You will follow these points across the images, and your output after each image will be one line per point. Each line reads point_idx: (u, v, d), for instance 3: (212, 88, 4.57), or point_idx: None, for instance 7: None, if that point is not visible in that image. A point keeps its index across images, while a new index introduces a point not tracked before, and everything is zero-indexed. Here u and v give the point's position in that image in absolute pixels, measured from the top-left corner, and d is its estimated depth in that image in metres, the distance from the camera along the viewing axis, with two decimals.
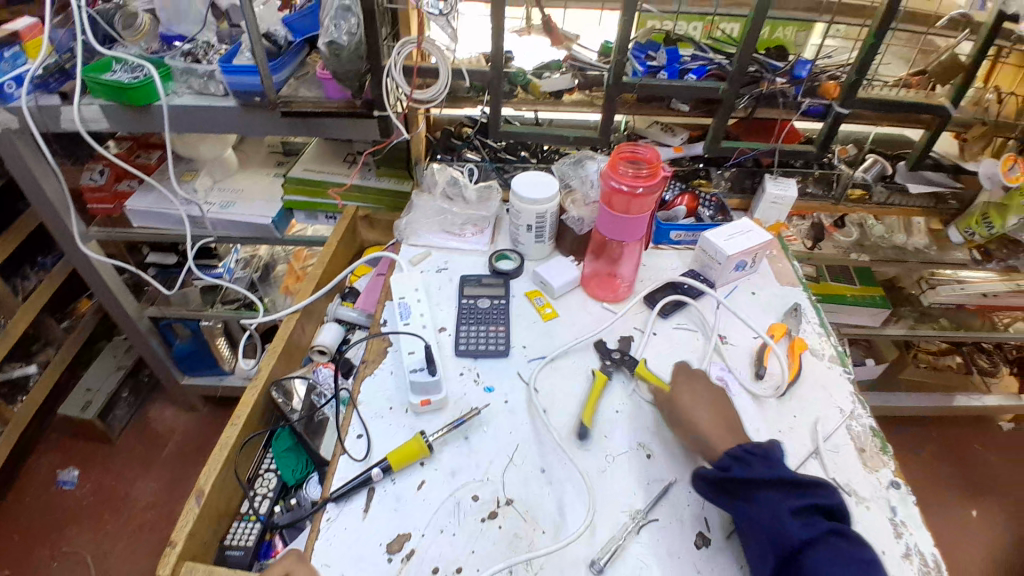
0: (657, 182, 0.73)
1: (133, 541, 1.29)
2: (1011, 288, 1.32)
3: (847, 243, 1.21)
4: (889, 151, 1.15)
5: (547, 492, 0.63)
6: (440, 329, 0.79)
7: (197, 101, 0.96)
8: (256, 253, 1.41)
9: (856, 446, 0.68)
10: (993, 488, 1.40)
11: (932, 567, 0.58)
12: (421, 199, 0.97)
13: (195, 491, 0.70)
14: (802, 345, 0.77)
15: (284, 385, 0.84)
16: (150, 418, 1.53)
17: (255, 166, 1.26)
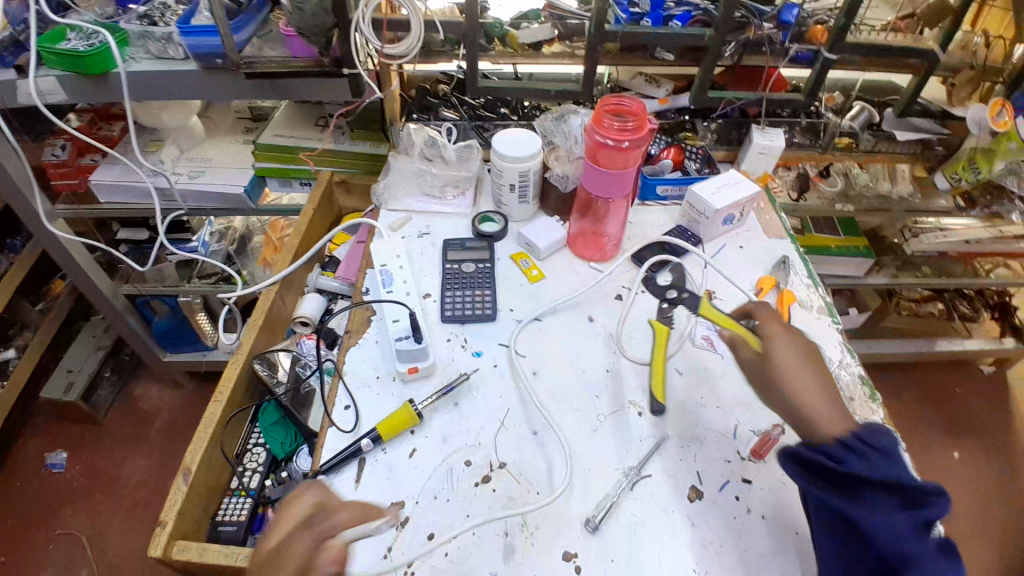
0: (644, 135, 0.71)
1: (129, 519, 1.29)
2: (994, 234, 1.34)
3: (832, 193, 1.19)
4: (876, 98, 1.13)
5: (540, 453, 0.62)
6: (424, 295, 0.77)
7: (153, 66, 0.90)
8: (231, 224, 1.35)
9: (845, 395, 0.69)
10: (972, 429, 1.45)
11: None
12: (399, 161, 0.94)
13: (182, 470, 0.69)
14: (790, 297, 0.77)
15: (267, 358, 0.83)
16: (134, 397, 1.50)
17: (224, 133, 1.20)
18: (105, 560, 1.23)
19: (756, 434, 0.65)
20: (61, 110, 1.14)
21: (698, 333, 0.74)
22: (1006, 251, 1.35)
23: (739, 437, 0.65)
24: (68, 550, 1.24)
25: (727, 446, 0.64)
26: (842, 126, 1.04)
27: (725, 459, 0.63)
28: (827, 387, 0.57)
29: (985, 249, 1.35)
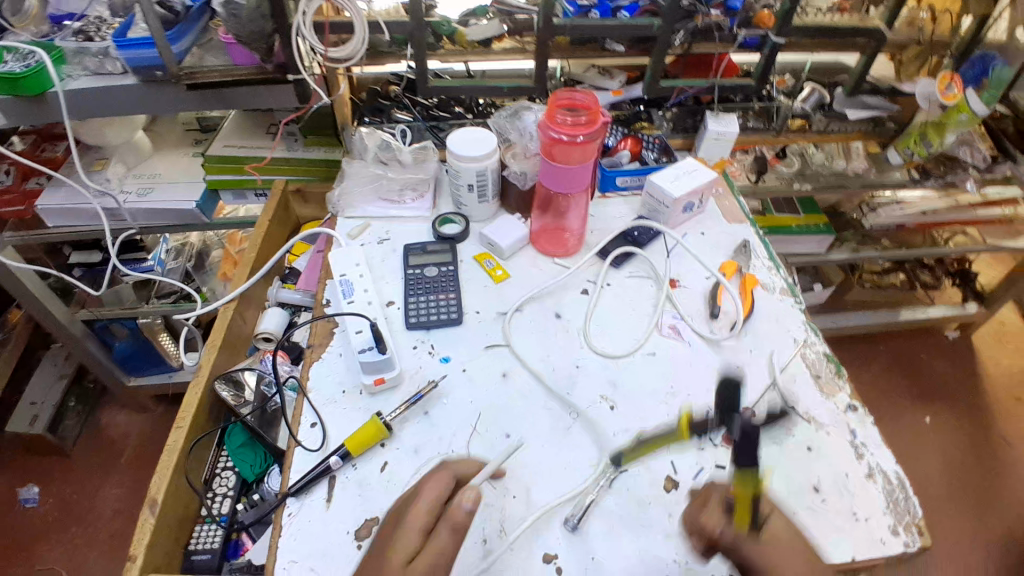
0: (597, 129, 0.70)
1: (106, 551, 1.24)
2: (947, 204, 1.38)
3: (789, 173, 1.22)
4: (824, 78, 1.15)
5: (515, 456, 0.62)
6: (388, 303, 0.75)
7: (91, 82, 0.85)
8: (187, 240, 1.31)
9: (812, 374, 0.70)
10: (941, 394, 1.50)
11: (896, 484, 0.61)
12: (354, 166, 0.91)
13: (148, 501, 0.66)
14: (753, 280, 0.77)
15: (231, 378, 0.80)
16: (102, 425, 1.44)
17: (171, 147, 1.16)
18: None
19: (727, 419, 0.65)
20: (1, 134, 1.09)
21: (665, 322, 0.74)
22: (961, 220, 1.40)
23: (711, 423, 0.65)
24: None
25: (699, 434, 0.64)
26: (794, 108, 1.06)
27: (699, 447, 0.63)
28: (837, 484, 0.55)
29: (941, 218, 1.39)
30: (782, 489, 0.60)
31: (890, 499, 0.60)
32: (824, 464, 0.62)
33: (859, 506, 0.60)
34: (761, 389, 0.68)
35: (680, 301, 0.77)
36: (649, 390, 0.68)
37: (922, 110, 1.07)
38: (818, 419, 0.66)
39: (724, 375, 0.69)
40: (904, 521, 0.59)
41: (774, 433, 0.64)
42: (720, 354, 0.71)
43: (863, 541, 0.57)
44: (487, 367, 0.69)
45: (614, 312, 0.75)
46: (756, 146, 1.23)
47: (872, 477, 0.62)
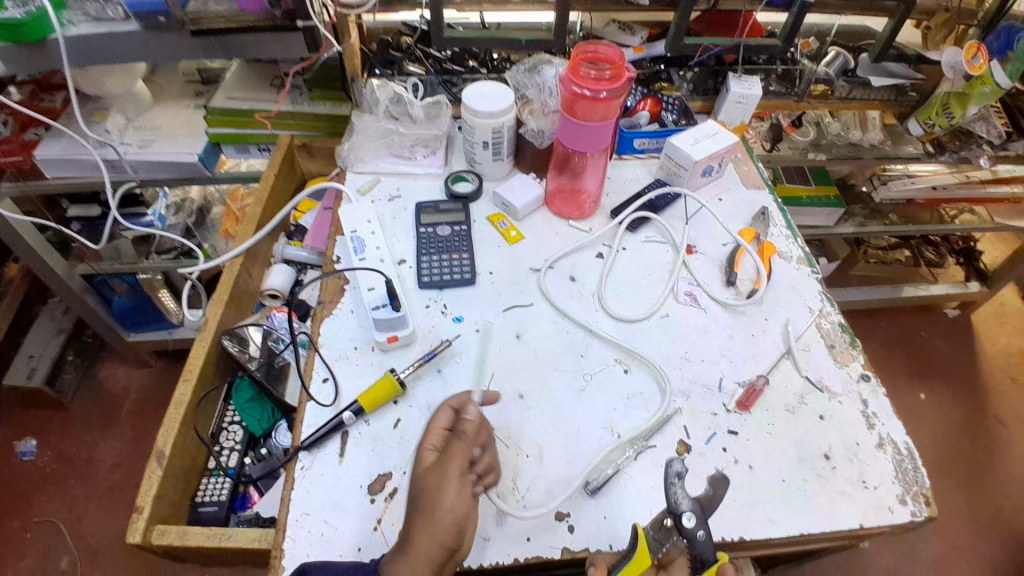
0: (621, 86, 0.68)
1: (107, 505, 1.25)
2: (958, 180, 1.36)
3: (804, 143, 1.19)
4: (850, 43, 1.12)
5: (529, 416, 0.61)
6: (400, 261, 0.74)
7: (93, 28, 0.81)
8: (187, 195, 1.28)
9: (826, 344, 0.69)
10: (938, 371, 1.51)
11: (905, 454, 0.61)
12: (363, 119, 0.88)
13: (155, 453, 0.65)
14: (772, 248, 0.76)
15: (237, 333, 0.79)
16: (102, 379, 1.44)
17: (171, 98, 1.12)
18: (85, 546, 1.20)
19: (741, 386, 0.65)
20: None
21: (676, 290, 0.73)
22: (971, 196, 1.38)
23: (725, 389, 0.65)
24: (47, 539, 1.21)
25: (713, 399, 0.64)
26: (818, 73, 1.03)
27: (712, 413, 0.63)
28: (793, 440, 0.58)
29: (951, 195, 1.38)
30: (794, 456, 0.61)
31: (899, 469, 0.61)
32: (835, 433, 0.62)
33: (868, 474, 0.60)
34: (777, 356, 0.68)
35: (697, 267, 0.76)
36: (663, 354, 0.67)
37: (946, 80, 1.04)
38: (831, 387, 0.66)
39: (739, 342, 0.69)
40: (911, 491, 0.59)
41: (786, 400, 0.64)
42: (734, 321, 0.71)
43: (871, 508, 0.58)
44: (502, 327, 0.68)
45: (629, 276, 0.74)
46: (772, 113, 1.20)
47: (882, 447, 0.62)
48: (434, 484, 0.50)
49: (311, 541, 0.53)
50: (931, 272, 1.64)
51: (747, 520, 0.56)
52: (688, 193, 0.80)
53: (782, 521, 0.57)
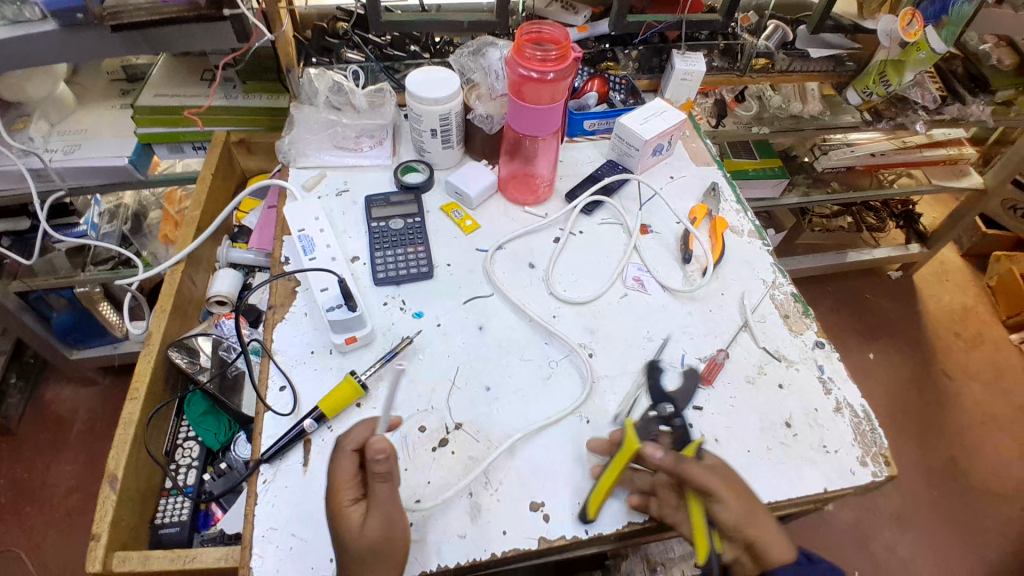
0: (568, 66, 0.66)
1: (65, 530, 1.18)
2: (896, 146, 1.41)
3: (746, 118, 1.21)
4: (789, 16, 1.15)
5: (496, 408, 0.61)
6: (353, 258, 0.71)
7: (5, 31, 0.75)
8: (121, 201, 1.21)
9: (781, 314, 0.71)
10: (884, 329, 1.59)
11: (862, 417, 0.64)
12: (303, 111, 0.85)
13: (107, 476, 0.62)
14: (723, 223, 0.77)
15: (185, 344, 0.75)
16: (46, 400, 1.35)
17: (96, 99, 1.05)
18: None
19: (703, 361, 0.66)
20: None
21: (632, 271, 0.74)
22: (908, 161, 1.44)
23: (688, 366, 0.66)
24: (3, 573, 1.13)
25: (677, 377, 0.65)
26: (757, 48, 1.05)
27: (677, 391, 0.64)
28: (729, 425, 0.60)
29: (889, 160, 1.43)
30: (758, 426, 0.62)
31: (858, 431, 0.63)
32: (796, 401, 0.64)
33: (829, 439, 0.62)
34: (735, 329, 0.69)
35: (653, 247, 0.76)
36: (626, 336, 0.67)
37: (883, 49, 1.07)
38: (788, 356, 0.67)
39: (699, 318, 0.70)
40: (871, 452, 0.62)
41: (747, 372, 0.66)
42: (692, 297, 0.72)
43: (833, 471, 0.60)
44: (464, 321, 0.67)
45: (588, 261, 0.74)
46: (716, 89, 1.22)
47: (840, 410, 0.64)
48: (383, 527, 0.48)
49: (280, 557, 0.51)
50: (874, 237, 1.71)
51: None
52: (638, 177, 0.80)
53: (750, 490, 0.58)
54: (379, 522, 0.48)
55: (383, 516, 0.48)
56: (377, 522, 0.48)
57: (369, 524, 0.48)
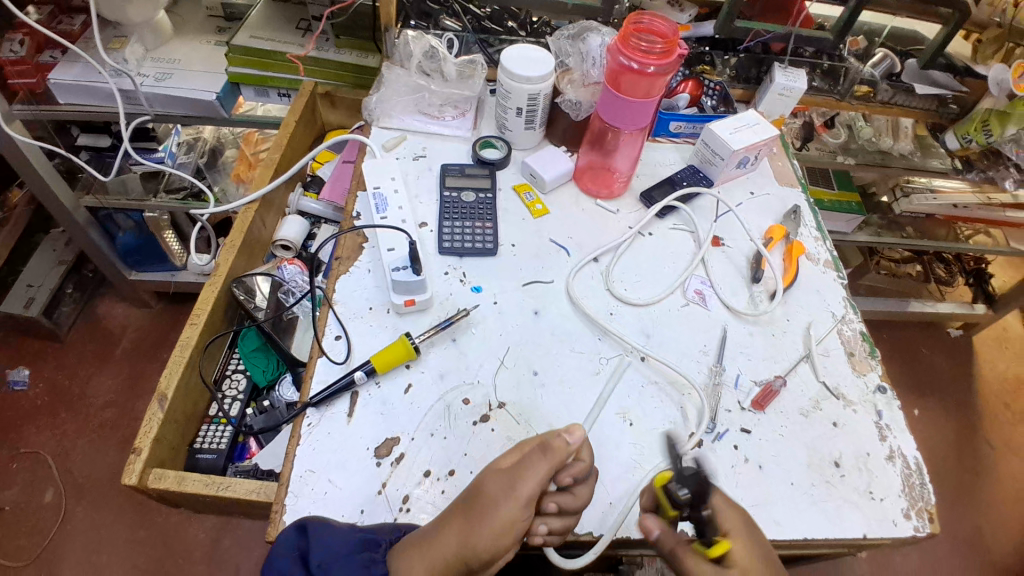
0: (671, 62, 0.64)
1: (98, 439, 1.25)
2: (981, 200, 1.32)
3: (834, 145, 1.15)
4: (899, 47, 1.08)
5: (541, 395, 0.60)
6: (421, 224, 0.72)
7: None
8: (200, 135, 1.25)
9: (846, 351, 0.68)
10: (931, 388, 1.51)
11: (913, 469, 0.61)
12: (394, 73, 0.86)
13: (157, 394, 0.64)
14: (800, 249, 0.74)
15: (244, 283, 0.77)
16: (100, 315, 1.43)
17: (192, 33, 1.08)
18: (70, 482, 1.19)
19: (758, 384, 0.64)
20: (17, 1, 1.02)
21: (695, 283, 0.71)
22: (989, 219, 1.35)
23: (741, 387, 0.64)
24: (32, 471, 1.20)
25: (730, 396, 0.63)
26: (863, 73, 0.99)
27: (727, 409, 0.62)
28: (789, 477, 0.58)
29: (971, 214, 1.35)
30: (804, 459, 0.60)
31: (906, 483, 0.60)
32: (848, 442, 0.62)
33: (876, 486, 0.59)
34: (796, 359, 0.67)
35: (724, 261, 0.74)
36: (682, 346, 0.66)
37: (990, 97, 1.00)
38: (847, 396, 0.65)
39: (759, 340, 0.67)
40: (916, 506, 0.59)
41: (801, 404, 0.63)
42: (755, 318, 0.69)
43: (876, 519, 0.57)
44: (521, 303, 0.66)
45: (653, 264, 0.72)
46: (807, 109, 1.17)
47: (892, 459, 0.61)
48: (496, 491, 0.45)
49: (313, 498, 0.52)
50: (940, 290, 1.63)
51: (751, 519, 0.56)
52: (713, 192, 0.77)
53: (787, 523, 0.56)
54: (502, 476, 0.45)
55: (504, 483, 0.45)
56: (506, 476, 0.46)
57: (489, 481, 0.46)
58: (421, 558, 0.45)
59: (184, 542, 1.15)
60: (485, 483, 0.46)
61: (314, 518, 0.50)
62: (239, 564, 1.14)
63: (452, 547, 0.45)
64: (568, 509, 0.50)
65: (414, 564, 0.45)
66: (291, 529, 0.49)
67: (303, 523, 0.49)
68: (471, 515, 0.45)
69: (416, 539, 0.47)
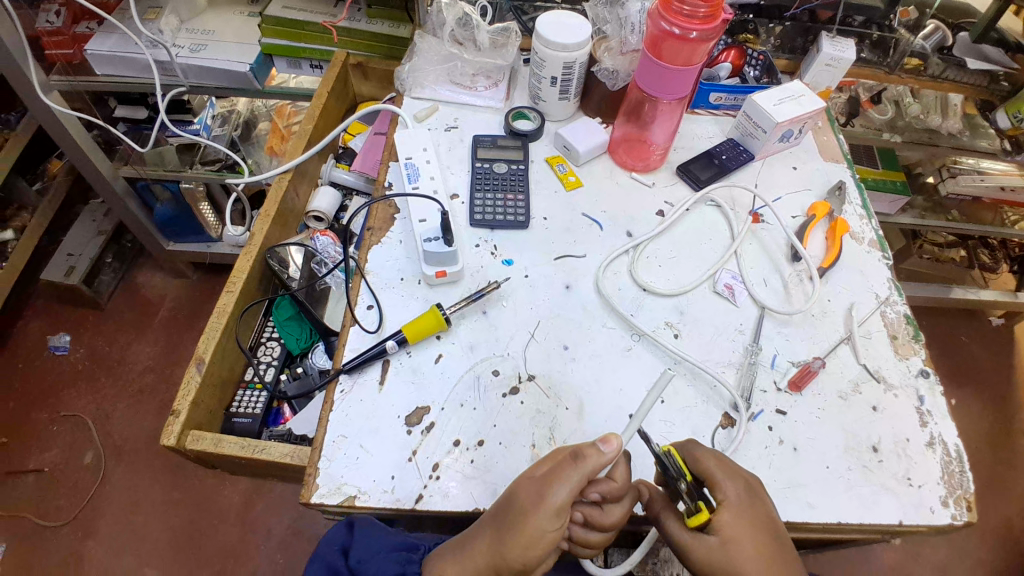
0: (715, 27, 0.61)
1: (136, 403, 1.30)
2: None
3: (880, 122, 1.09)
4: (950, 18, 1.01)
5: (571, 369, 0.59)
6: (452, 196, 0.71)
7: None
8: (234, 107, 1.26)
9: (888, 334, 0.65)
10: (970, 376, 1.46)
11: (953, 457, 0.59)
12: (426, 42, 0.84)
13: (195, 359, 0.66)
14: (844, 227, 0.71)
15: (278, 252, 0.78)
16: (138, 284, 1.47)
17: (226, 3, 1.09)
18: (110, 443, 1.24)
19: (795, 365, 0.62)
20: None
21: (725, 276, 0.68)
22: None
23: (777, 366, 0.62)
24: (74, 433, 1.25)
25: (765, 376, 0.61)
26: (914, 46, 0.93)
27: (762, 390, 0.60)
28: (826, 466, 0.57)
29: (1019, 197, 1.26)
30: (841, 443, 0.58)
31: (946, 471, 0.58)
32: (887, 426, 0.60)
33: (914, 472, 0.57)
34: (835, 340, 0.64)
35: (762, 239, 0.71)
36: (716, 325, 0.64)
37: None
38: (888, 379, 0.62)
39: (797, 320, 0.65)
40: (954, 494, 0.57)
41: (840, 387, 0.61)
42: (794, 297, 0.67)
43: (912, 505, 0.56)
44: (552, 278, 0.65)
45: (688, 241, 0.71)
46: (852, 84, 1.09)
47: (932, 446, 0.59)
48: (535, 493, 0.46)
49: (346, 464, 0.53)
50: (983, 277, 1.55)
51: (784, 504, 0.55)
52: (739, 184, 0.73)
53: (821, 507, 0.55)
54: (534, 482, 0.47)
55: (537, 488, 0.47)
56: (543, 481, 0.47)
57: (522, 486, 0.47)
58: (454, 560, 0.50)
59: (218, 504, 1.20)
60: (519, 490, 0.47)
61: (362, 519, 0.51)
62: (271, 527, 1.18)
63: (484, 556, 0.48)
64: (595, 523, 0.50)
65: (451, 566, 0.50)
66: (339, 525, 0.54)
67: (352, 520, 0.54)
68: (503, 524, 0.47)
69: (449, 548, 0.51)
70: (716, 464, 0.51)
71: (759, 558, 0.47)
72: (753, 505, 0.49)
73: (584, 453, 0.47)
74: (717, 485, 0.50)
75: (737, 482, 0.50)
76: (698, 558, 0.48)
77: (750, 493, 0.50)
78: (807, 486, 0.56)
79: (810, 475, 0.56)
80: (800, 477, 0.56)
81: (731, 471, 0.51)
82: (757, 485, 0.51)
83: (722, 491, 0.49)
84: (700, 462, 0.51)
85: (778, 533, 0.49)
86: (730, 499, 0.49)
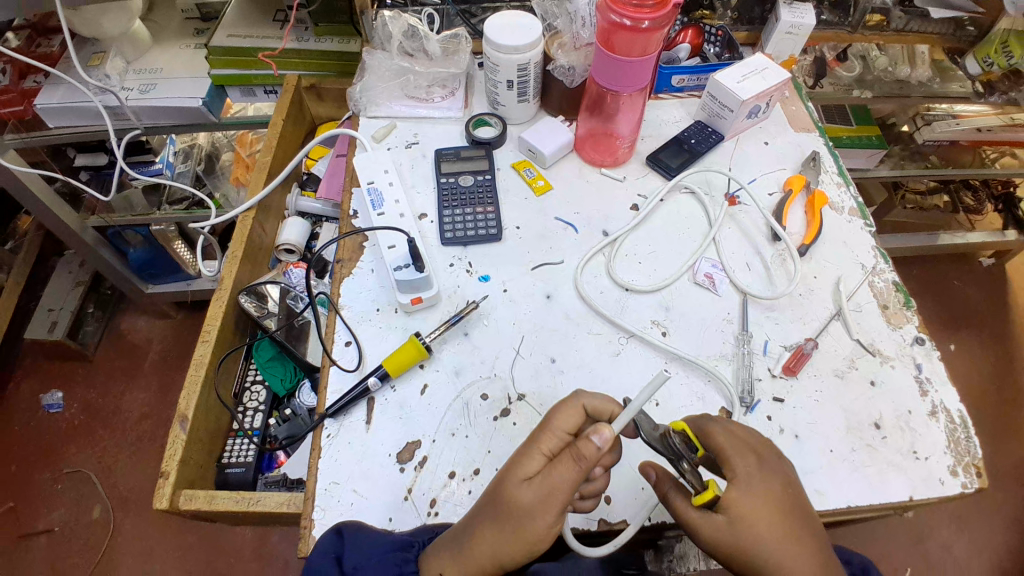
0: (666, 15, 0.59)
1: (138, 452, 1.28)
2: (1005, 122, 1.25)
3: (848, 80, 1.07)
4: None
5: (560, 382, 0.58)
6: (421, 216, 0.69)
7: None
8: (195, 141, 1.23)
9: (879, 304, 0.64)
10: (966, 320, 1.46)
11: (957, 423, 0.58)
12: (375, 57, 0.81)
13: (178, 416, 0.63)
14: (822, 199, 0.70)
15: (255, 290, 0.76)
16: (124, 330, 1.45)
17: (171, 38, 1.05)
18: (117, 496, 1.23)
19: (787, 349, 0.61)
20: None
21: (706, 266, 0.66)
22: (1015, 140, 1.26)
23: (770, 353, 0.61)
24: (78, 488, 1.23)
25: (759, 364, 0.60)
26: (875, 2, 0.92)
27: (759, 378, 0.59)
28: (832, 444, 0.56)
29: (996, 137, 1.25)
30: (842, 424, 0.57)
31: (951, 439, 0.57)
32: (887, 401, 0.58)
33: (920, 444, 0.57)
34: (825, 318, 0.63)
35: (740, 223, 0.70)
36: (703, 317, 0.63)
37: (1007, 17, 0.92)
38: (883, 351, 0.61)
39: (786, 302, 0.64)
40: (963, 462, 0.56)
41: (836, 365, 0.60)
42: (780, 279, 0.65)
43: (920, 479, 0.55)
44: (531, 290, 0.64)
45: (665, 233, 0.69)
46: (816, 44, 1.06)
47: (934, 415, 0.58)
48: (536, 492, 0.44)
49: (342, 511, 0.52)
50: (968, 219, 1.54)
51: None
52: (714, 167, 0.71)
53: (830, 492, 0.54)
54: (535, 487, 0.44)
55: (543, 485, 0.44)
56: (540, 481, 0.44)
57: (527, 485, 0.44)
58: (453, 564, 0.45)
59: (231, 543, 1.18)
60: (516, 491, 0.45)
61: (350, 522, 0.50)
62: (287, 558, 1.17)
63: (486, 554, 0.45)
64: None
65: (449, 564, 0.46)
66: (326, 535, 0.49)
67: (339, 527, 0.50)
68: (503, 523, 0.44)
69: (448, 543, 0.47)
70: (726, 439, 0.49)
71: (768, 527, 0.45)
72: (765, 477, 0.47)
73: (580, 448, 0.44)
74: (726, 462, 0.48)
75: (746, 455, 0.48)
76: (705, 536, 0.46)
77: (761, 465, 0.48)
78: (817, 475, 0.54)
79: (813, 452, 0.56)
80: (808, 463, 0.55)
81: (742, 448, 0.48)
82: (767, 450, 0.49)
83: (731, 469, 0.47)
84: (711, 437, 0.49)
85: (793, 498, 0.47)
86: (740, 476, 0.47)
